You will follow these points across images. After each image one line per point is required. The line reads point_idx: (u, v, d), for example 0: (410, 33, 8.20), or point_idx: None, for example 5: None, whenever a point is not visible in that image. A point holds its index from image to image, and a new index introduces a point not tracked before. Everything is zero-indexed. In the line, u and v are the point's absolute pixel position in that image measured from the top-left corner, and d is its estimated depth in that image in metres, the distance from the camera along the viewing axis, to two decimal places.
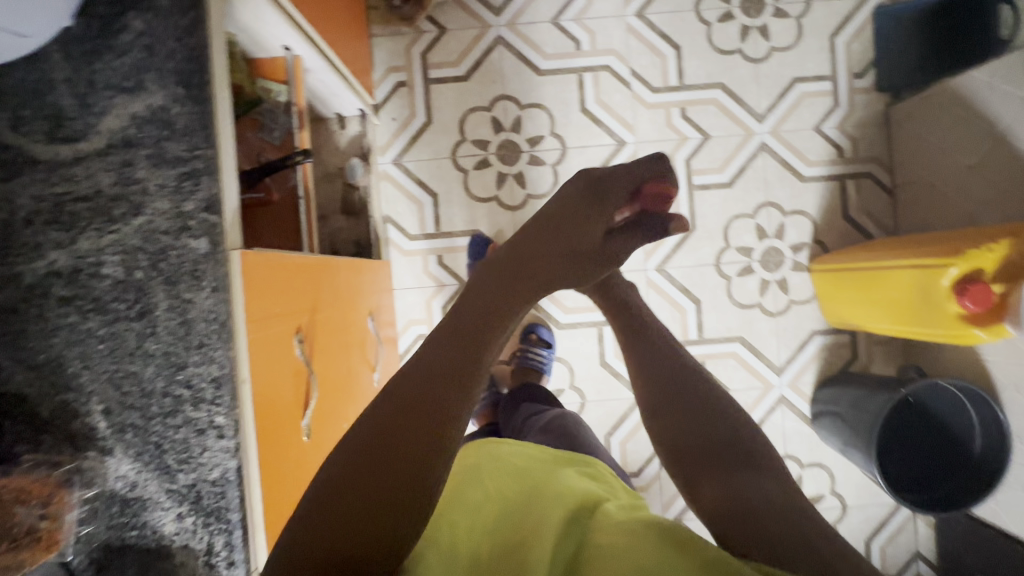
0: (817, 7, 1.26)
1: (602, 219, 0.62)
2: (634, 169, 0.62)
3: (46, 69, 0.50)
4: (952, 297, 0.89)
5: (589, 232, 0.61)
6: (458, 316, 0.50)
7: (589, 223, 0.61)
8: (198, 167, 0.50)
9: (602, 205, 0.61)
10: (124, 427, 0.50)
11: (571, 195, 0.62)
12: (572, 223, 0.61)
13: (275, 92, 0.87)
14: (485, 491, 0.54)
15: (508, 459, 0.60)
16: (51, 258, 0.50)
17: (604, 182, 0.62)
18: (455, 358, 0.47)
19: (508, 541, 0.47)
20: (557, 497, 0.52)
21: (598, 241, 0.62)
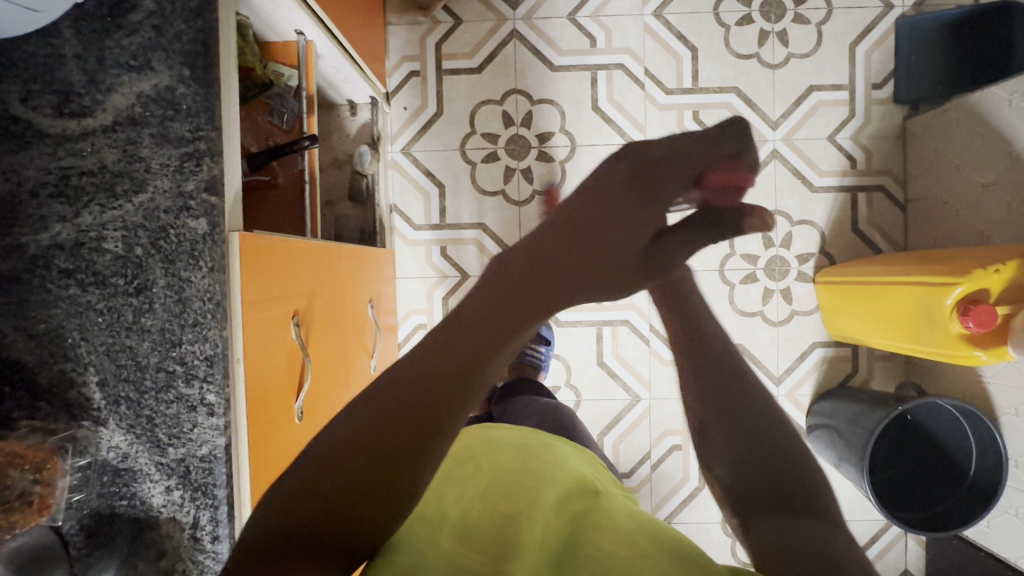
0: (839, 14, 1.24)
1: (652, 211, 0.58)
2: (688, 157, 0.60)
3: (56, 44, 0.51)
4: (955, 316, 0.87)
5: (634, 226, 0.58)
6: (489, 304, 0.50)
7: (634, 219, 0.58)
8: (200, 148, 0.51)
9: (652, 196, 0.58)
10: (118, 399, 0.52)
11: (611, 184, 0.59)
12: (615, 214, 0.58)
13: (286, 76, 0.88)
14: (476, 462, 0.55)
15: (503, 437, 0.61)
16: (55, 231, 0.51)
17: (655, 171, 0.59)
18: (483, 338, 0.47)
19: (502, 508, 0.47)
20: (551, 481, 0.52)
21: (643, 238, 0.59)
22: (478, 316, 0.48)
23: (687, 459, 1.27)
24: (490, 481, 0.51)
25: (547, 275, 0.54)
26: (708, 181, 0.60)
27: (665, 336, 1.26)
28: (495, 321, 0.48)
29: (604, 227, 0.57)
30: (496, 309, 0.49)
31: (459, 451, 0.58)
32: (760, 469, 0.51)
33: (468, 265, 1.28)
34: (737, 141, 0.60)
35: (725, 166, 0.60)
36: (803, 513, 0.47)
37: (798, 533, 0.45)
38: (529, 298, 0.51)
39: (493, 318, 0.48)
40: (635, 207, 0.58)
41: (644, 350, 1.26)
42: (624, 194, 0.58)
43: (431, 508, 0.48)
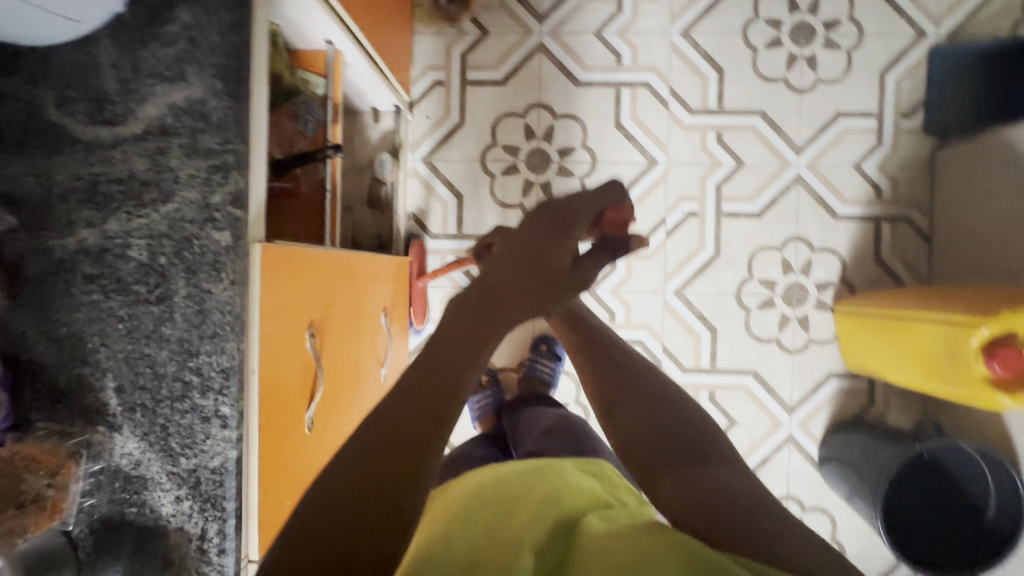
0: (871, 41, 1.23)
1: (565, 247, 0.52)
2: (585, 201, 0.53)
3: (94, 53, 0.51)
4: (979, 356, 0.86)
5: (550, 267, 0.51)
6: (415, 375, 0.42)
7: (550, 263, 0.51)
8: (229, 161, 0.51)
9: (560, 237, 0.52)
10: (134, 406, 0.52)
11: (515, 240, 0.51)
12: (528, 269, 0.50)
13: (314, 84, 0.89)
14: (484, 491, 0.53)
15: (509, 466, 0.60)
16: (83, 235, 0.52)
17: (559, 217, 0.52)
18: (420, 410, 0.41)
19: (508, 534, 0.47)
20: (555, 502, 0.51)
21: (563, 281, 0.52)
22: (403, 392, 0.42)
23: None
24: (496, 511, 0.50)
25: (472, 327, 0.46)
26: (607, 222, 0.56)
27: (677, 358, 1.26)
28: (425, 391, 0.42)
29: (523, 277, 0.50)
30: (408, 405, 0.41)
31: (461, 491, 0.55)
32: (664, 439, 0.52)
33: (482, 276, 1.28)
34: (620, 190, 0.54)
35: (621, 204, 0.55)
36: (705, 463, 0.49)
37: (710, 487, 0.47)
38: (460, 362, 0.44)
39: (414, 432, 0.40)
40: (542, 258, 0.51)
41: None
42: (531, 238, 0.51)
43: (440, 548, 0.44)
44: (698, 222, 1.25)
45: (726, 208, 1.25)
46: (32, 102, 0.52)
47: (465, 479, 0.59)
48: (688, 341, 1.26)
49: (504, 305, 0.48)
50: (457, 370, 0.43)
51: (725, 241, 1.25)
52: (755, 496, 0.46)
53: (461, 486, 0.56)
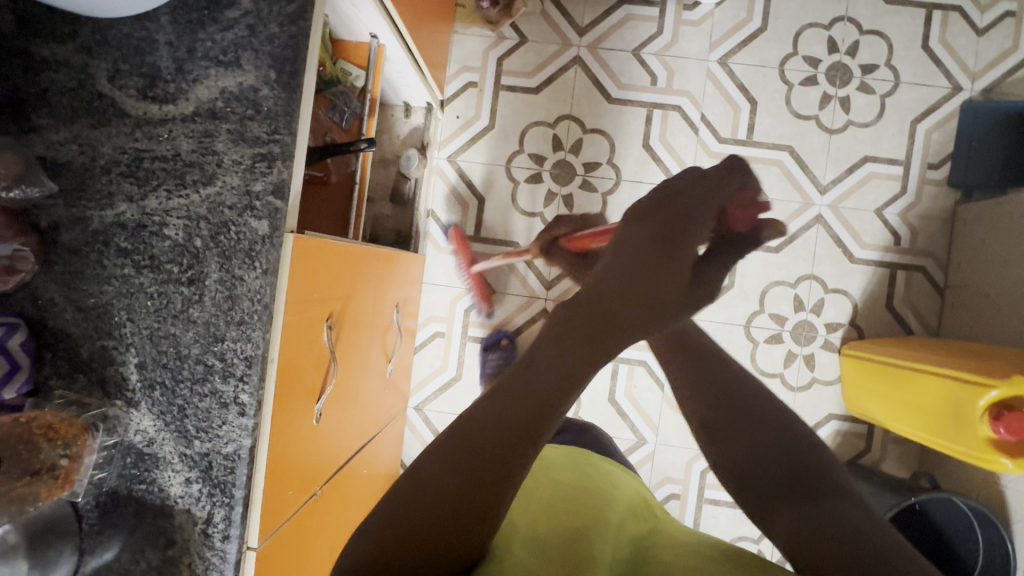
0: (905, 89, 1.23)
1: (680, 253, 0.57)
2: (712, 193, 0.59)
3: (152, 29, 0.52)
4: (986, 420, 0.86)
5: (670, 271, 0.56)
6: (532, 364, 0.50)
7: (669, 263, 0.56)
8: (274, 151, 0.51)
9: (675, 240, 0.57)
10: (154, 384, 0.52)
11: (639, 237, 0.57)
12: (651, 266, 0.56)
13: (353, 76, 0.89)
14: (539, 482, 0.65)
15: (560, 460, 0.73)
16: (120, 209, 0.52)
17: (685, 207, 0.58)
18: (550, 387, 0.48)
19: (568, 522, 0.57)
20: (612, 500, 0.64)
21: (678, 283, 0.56)
22: (527, 372, 0.49)
23: (684, 510, 1.26)
24: (554, 504, 0.60)
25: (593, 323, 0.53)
26: (731, 216, 0.61)
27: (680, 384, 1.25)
28: (559, 372, 0.49)
29: (640, 281, 0.55)
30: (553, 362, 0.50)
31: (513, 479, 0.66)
32: (767, 467, 0.55)
33: (496, 281, 1.27)
34: (740, 177, 0.60)
35: (744, 202, 0.61)
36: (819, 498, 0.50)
37: (830, 524, 0.47)
38: (595, 338, 0.51)
39: (549, 381, 0.49)
40: (664, 258, 0.56)
41: (656, 395, 1.25)
42: (648, 244, 0.56)
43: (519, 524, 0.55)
44: None
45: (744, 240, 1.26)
46: (85, 72, 0.52)
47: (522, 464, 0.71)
48: None
49: (625, 299, 0.54)
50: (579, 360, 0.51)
51: (740, 271, 1.26)
52: (882, 532, 0.46)
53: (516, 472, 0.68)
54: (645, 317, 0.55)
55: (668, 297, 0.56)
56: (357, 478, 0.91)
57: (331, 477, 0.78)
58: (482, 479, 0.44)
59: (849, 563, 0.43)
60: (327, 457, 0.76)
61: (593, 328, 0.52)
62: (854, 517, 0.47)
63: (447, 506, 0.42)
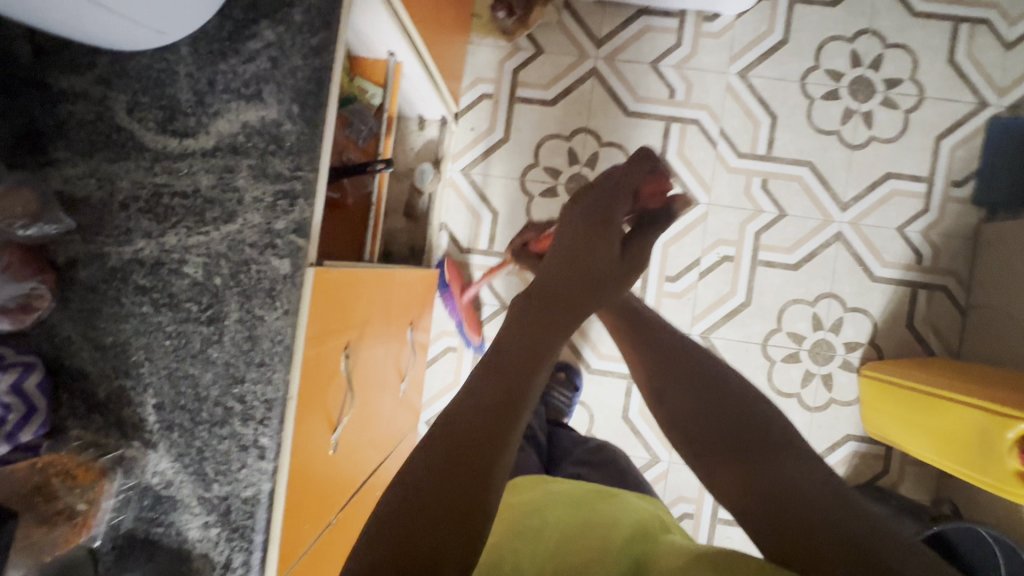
0: (930, 104, 1.20)
1: (612, 231, 0.67)
2: (623, 178, 0.71)
3: (172, 61, 0.50)
4: (1013, 450, 0.84)
5: (605, 249, 0.66)
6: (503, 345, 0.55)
7: (603, 241, 0.66)
8: (296, 188, 0.50)
9: (605, 223, 0.67)
10: (171, 425, 0.51)
11: (574, 222, 0.68)
12: (587, 247, 0.66)
13: (370, 93, 0.87)
14: (544, 514, 0.64)
15: (562, 489, 0.71)
16: (139, 246, 0.51)
17: (607, 194, 0.69)
18: (518, 368, 0.52)
19: (572, 558, 0.55)
20: (619, 523, 0.60)
21: (614, 258, 0.66)
22: (500, 356, 0.54)
23: (698, 529, 1.24)
24: (561, 536, 0.59)
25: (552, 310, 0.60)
26: (645, 195, 0.73)
27: None
28: (525, 346, 0.55)
29: (583, 261, 0.64)
30: (523, 341, 0.55)
31: (524, 511, 0.65)
32: (716, 425, 0.58)
33: (508, 296, 1.27)
34: (649, 162, 0.72)
35: (654, 179, 0.72)
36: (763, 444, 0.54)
37: (775, 477, 0.51)
38: (551, 321, 0.59)
39: (522, 354, 0.54)
40: (597, 238, 0.66)
41: None
42: (581, 227, 0.67)
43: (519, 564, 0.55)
44: (731, 267, 1.24)
45: (762, 256, 1.23)
46: (104, 104, 0.51)
47: (521, 499, 0.69)
48: None
49: (572, 279, 0.63)
50: (542, 339, 0.57)
51: (758, 289, 1.24)
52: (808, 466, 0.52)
53: (516, 507, 0.67)
54: (591, 293, 0.63)
55: (609, 270, 0.66)
56: (373, 499, 0.91)
57: (346, 503, 0.77)
58: (466, 466, 0.44)
59: (803, 513, 0.48)
60: (343, 485, 0.75)
61: (552, 311, 0.60)
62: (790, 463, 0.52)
63: (443, 493, 0.43)
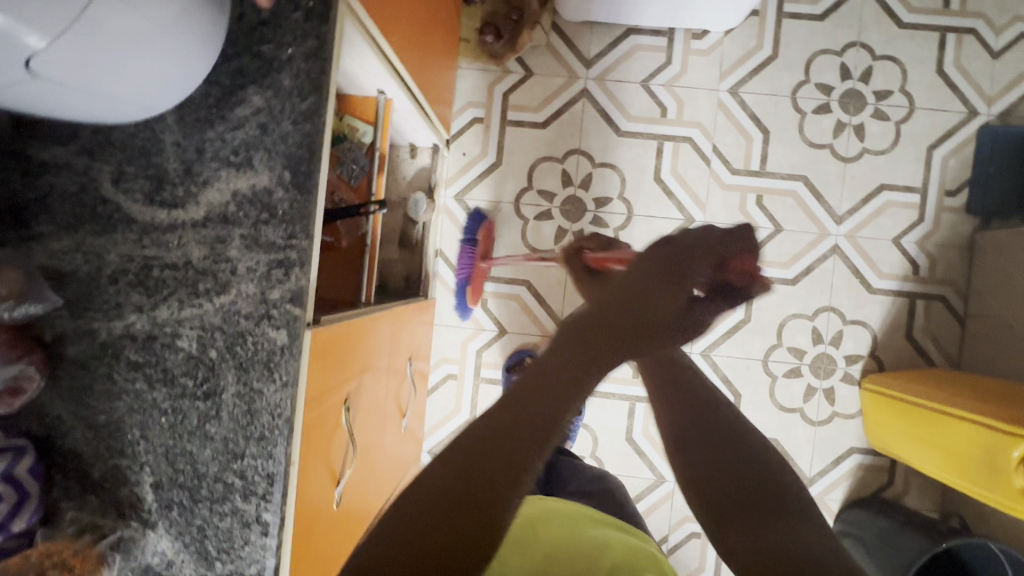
0: (920, 115, 1.21)
1: (684, 285, 0.60)
2: (716, 243, 0.64)
3: (158, 129, 0.49)
4: (1020, 468, 0.82)
5: (674, 298, 0.59)
6: (540, 373, 0.49)
7: (673, 292, 0.59)
8: (291, 257, 0.49)
9: (683, 275, 0.60)
10: (170, 504, 0.49)
11: (650, 265, 0.61)
12: (655, 292, 0.58)
13: (360, 132, 0.86)
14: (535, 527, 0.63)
15: (558, 505, 0.70)
16: (129, 320, 0.49)
17: (693, 248, 0.62)
18: (548, 407, 0.46)
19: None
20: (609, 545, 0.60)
21: (681, 307, 0.59)
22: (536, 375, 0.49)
23: (706, 548, 1.23)
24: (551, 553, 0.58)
25: (601, 339, 0.53)
26: (733, 267, 0.65)
27: None
28: (562, 379, 0.49)
29: (644, 301, 0.57)
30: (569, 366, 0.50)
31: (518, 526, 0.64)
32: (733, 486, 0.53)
33: (508, 321, 1.25)
34: (745, 241, 0.66)
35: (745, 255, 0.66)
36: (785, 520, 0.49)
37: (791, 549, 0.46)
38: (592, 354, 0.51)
39: (562, 381, 0.48)
40: (668, 285, 0.59)
41: None
42: (656, 271, 0.60)
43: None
44: None
45: None
46: (88, 175, 0.49)
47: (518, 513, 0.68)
48: None
49: (623, 318, 0.56)
50: (584, 372, 0.50)
51: (757, 305, 1.23)
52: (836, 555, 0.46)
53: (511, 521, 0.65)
54: (643, 334, 0.56)
55: (670, 319, 0.59)
56: None
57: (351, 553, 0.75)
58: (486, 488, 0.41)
59: None
60: (349, 537, 0.74)
61: (600, 343, 0.53)
62: (813, 544, 0.47)
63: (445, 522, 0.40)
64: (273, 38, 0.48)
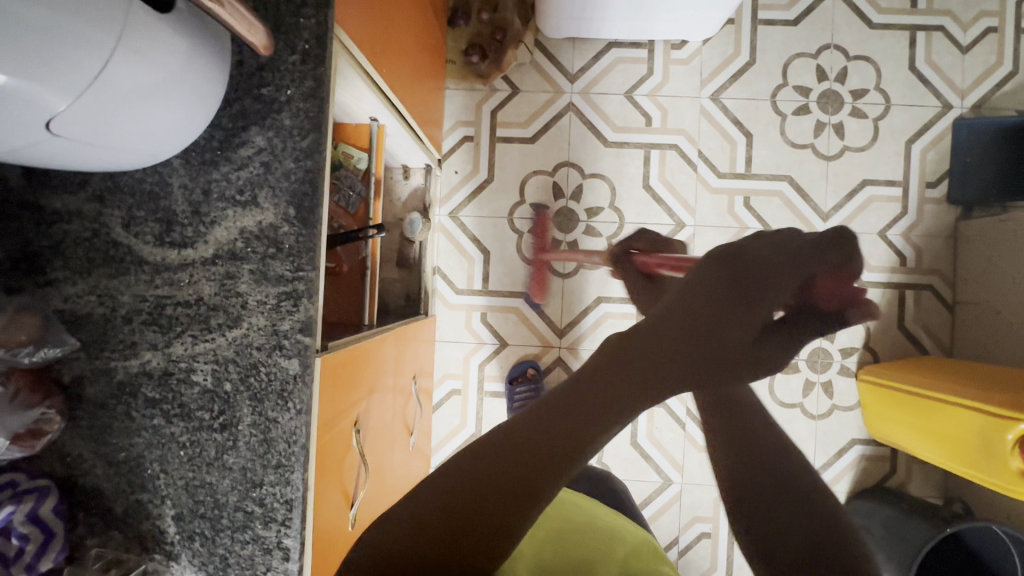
0: (897, 111, 1.24)
1: (755, 306, 0.59)
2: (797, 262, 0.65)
3: (165, 173, 0.51)
4: (1015, 451, 0.85)
5: (742, 317, 0.59)
6: (598, 379, 0.51)
7: (742, 310, 0.59)
8: (299, 289, 0.51)
9: (756, 297, 0.59)
10: (192, 535, 0.51)
11: (718, 276, 0.61)
12: (726, 308, 0.58)
13: (355, 159, 0.88)
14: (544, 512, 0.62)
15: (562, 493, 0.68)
16: (145, 358, 0.51)
17: (770, 265, 0.62)
18: (596, 411, 0.48)
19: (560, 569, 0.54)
20: (617, 536, 0.60)
21: (746, 324, 0.60)
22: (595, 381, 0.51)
23: (716, 547, 1.25)
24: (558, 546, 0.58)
25: (655, 352, 0.55)
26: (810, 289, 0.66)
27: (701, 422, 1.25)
28: (618, 382, 0.51)
29: (710, 314, 0.57)
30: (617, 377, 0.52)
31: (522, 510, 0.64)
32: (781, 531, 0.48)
33: (507, 333, 1.27)
34: (829, 258, 0.69)
35: (827, 275, 0.68)
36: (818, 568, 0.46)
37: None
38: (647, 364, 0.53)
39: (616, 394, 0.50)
40: (742, 301, 0.59)
41: (679, 434, 1.25)
42: (726, 282, 0.60)
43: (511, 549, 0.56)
44: None
45: None
46: (99, 221, 0.51)
47: None
48: None
49: (689, 331, 0.56)
50: (638, 385, 0.51)
51: None
52: None
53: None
54: (705, 351, 0.57)
55: (735, 339, 0.59)
56: None
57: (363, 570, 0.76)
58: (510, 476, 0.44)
59: None
60: None
61: (658, 355, 0.54)
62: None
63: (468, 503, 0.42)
64: (272, 81, 0.50)
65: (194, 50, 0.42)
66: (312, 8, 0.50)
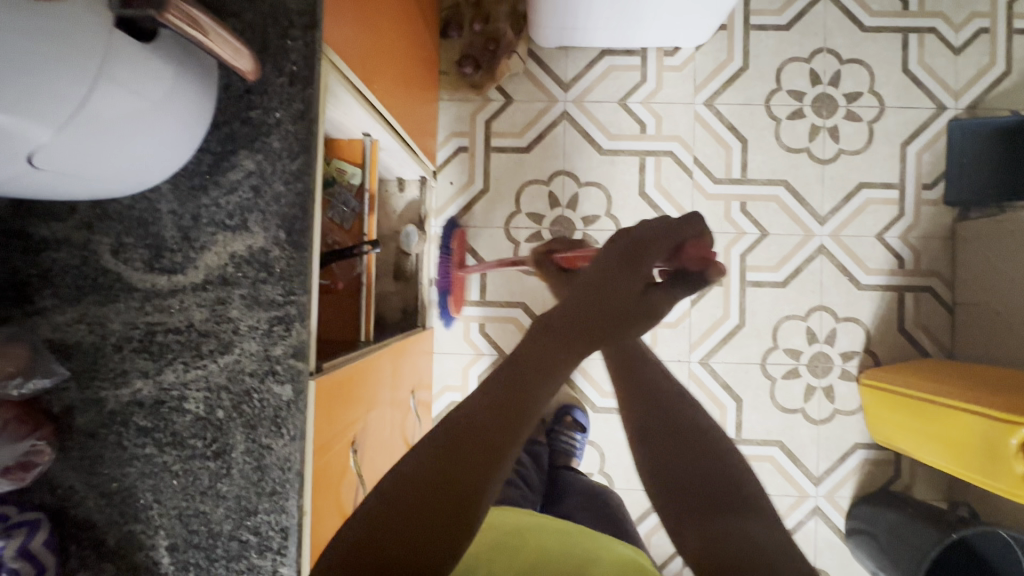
0: (891, 113, 1.24)
1: (639, 273, 0.56)
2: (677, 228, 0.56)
3: (154, 199, 0.50)
4: (1020, 456, 0.84)
5: (628, 292, 0.55)
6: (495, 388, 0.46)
7: (627, 285, 0.55)
8: (291, 313, 0.50)
9: (637, 266, 0.55)
10: (187, 566, 0.50)
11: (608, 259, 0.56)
12: (610, 286, 0.55)
13: (349, 174, 0.88)
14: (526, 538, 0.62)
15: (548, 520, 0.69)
16: (136, 386, 0.50)
17: (647, 239, 0.56)
18: (496, 425, 0.44)
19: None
20: (601, 558, 0.59)
21: (635, 297, 0.55)
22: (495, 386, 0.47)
23: None
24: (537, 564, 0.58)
25: (549, 345, 0.50)
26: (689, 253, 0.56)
27: None
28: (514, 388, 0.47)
29: (600, 301, 0.54)
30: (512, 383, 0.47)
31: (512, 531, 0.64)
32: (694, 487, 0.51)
33: (506, 344, 1.27)
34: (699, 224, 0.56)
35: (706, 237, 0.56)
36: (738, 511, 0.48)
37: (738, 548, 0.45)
38: (544, 361, 0.49)
39: (511, 404, 0.46)
40: (623, 277, 0.55)
41: None
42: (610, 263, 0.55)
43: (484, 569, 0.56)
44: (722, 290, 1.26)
45: (750, 277, 1.25)
46: (87, 249, 0.50)
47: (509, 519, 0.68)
48: (714, 411, 1.25)
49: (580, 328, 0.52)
50: (532, 388, 0.47)
51: (750, 309, 1.25)
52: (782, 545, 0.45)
53: (501, 526, 0.65)
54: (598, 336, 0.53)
55: (630, 315, 0.55)
56: None
57: None
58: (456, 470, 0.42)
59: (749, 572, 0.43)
60: None
61: (555, 351, 0.50)
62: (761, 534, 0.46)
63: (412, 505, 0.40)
64: (261, 103, 0.50)
65: (179, 80, 0.41)
66: (299, 30, 0.49)
